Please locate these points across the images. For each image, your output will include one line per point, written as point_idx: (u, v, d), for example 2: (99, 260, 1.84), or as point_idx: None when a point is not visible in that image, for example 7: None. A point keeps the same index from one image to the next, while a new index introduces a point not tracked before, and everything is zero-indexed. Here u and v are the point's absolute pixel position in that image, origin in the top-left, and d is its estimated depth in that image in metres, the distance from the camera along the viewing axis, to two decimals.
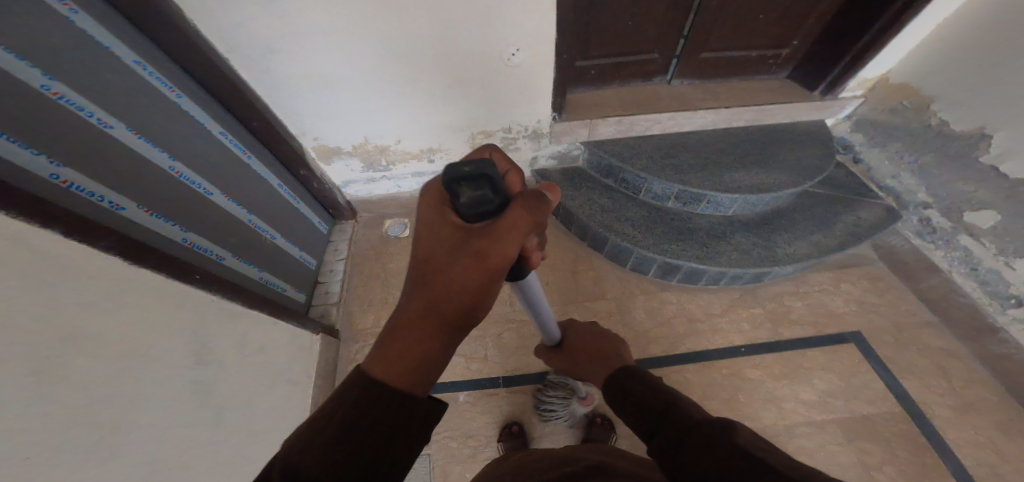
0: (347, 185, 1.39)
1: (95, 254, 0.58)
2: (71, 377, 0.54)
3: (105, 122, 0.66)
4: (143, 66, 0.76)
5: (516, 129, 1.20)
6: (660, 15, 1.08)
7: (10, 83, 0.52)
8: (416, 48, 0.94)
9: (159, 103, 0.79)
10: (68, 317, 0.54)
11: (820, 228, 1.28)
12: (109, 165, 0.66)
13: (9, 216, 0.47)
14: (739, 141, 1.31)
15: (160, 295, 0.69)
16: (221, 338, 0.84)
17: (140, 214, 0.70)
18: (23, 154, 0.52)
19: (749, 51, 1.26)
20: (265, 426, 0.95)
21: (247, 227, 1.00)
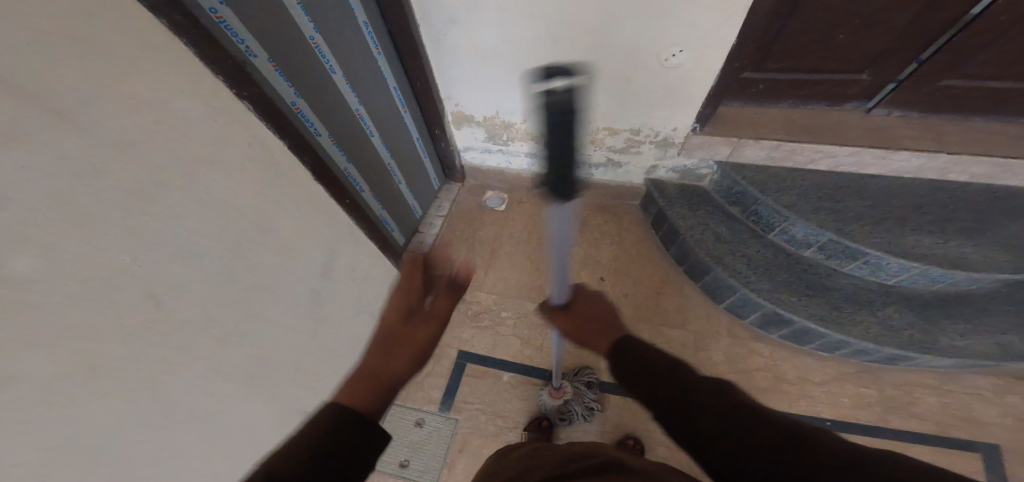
0: (466, 150, 1.46)
1: (297, 167, 0.73)
2: (241, 260, 0.65)
3: (332, 68, 0.81)
4: (366, 24, 0.90)
5: (646, 132, 1.15)
6: (889, 32, 0.90)
7: (291, 28, 0.67)
8: (577, 36, 0.93)
9: (367, 57, 0.93)
10: (251, 212, 0.65)
11: (1020, 331, 1.03)
12: (324, 102, 0.81)
13: (265, 125, 0.63)
14: (932, 198, 1.10)
15: (318, 207, 0.84)
16: (338, 256, 0.96)
17: (328, 142, 0.85)
18: (279, 81, 0.68)
19: (1020, 86, 1.00)
20: (338, 350, 1.10)
21: (386, 170, 1.13)
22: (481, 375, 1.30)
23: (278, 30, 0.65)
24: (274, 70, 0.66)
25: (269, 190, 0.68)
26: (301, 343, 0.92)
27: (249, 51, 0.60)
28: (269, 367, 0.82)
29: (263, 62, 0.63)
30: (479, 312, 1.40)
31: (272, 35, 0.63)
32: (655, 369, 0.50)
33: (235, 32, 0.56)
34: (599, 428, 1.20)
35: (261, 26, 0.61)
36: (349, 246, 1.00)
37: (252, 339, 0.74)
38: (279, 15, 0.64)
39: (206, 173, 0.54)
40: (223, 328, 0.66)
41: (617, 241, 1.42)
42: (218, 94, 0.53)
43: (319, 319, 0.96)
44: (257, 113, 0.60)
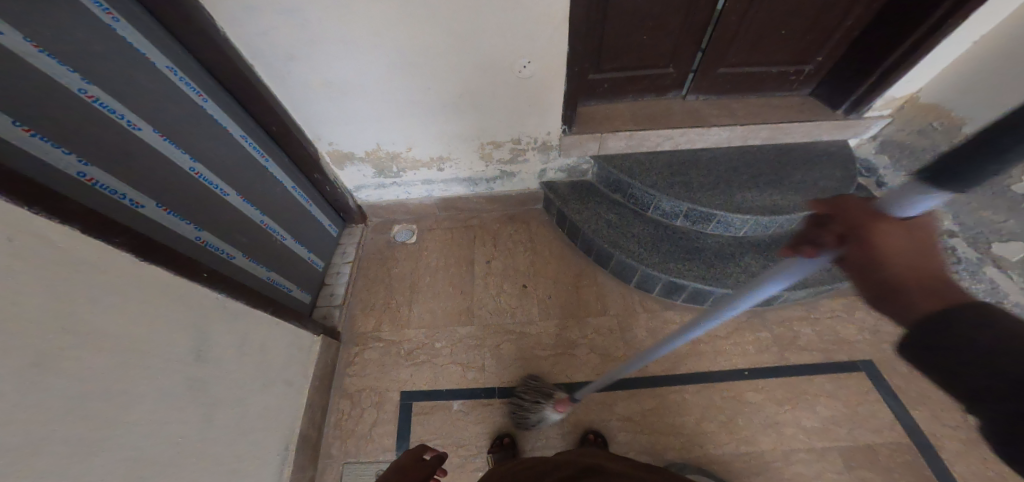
0: (358, 190, 1.39)
1: (108, 250, 0.59)
2: (59, 367, 0.52)
3: (134, 125, 0.70)
4: (174, 71, 0.80)
5: (526, 140, 1.20)
6: (672, 31, 1.07)
7: (52, 88, 0.56)
8: (435, 55, 0.94)
9: (186, 107, 0.82)
10: (57, 311, 0.52)
11: None
12: (135, 166, 0.70)
13: (30, 209, 0.48)
14: (752, 160, 1.29)
15: (170, 286, 0.70)
16: (219, 332, 0.83)
17: (157, 211, 0.74)
18: (53, 152, 0.56)
19: (772, 68, 1.23)
20: (256, 423, 0.95)
21: (257, 226, 1.02)
22: (429, 410, 1.21)
23: (23, 87, 0.52)
24: (30, 135, 0.52)
25: (89, 286, 0.57)
26: (199, 431, 0.78)
27: None
28: (161, 474, 0.68)
29: (9, 127, 0.50)
30: (413, 349, 1.32)
31: (19, 97, 0.51)
32: (957, 330, 0.34)
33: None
34: (558, 430, 1.16)
35: None
36: (233, 323, 0.87)
37: (119, 444, 0.61)
38: (23, 74, 0.52)
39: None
40: (73, 459, 0.54)
41: (532, 247, 1.47)
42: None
43: (218, 404, 0.83)
44: (16, 200, 0.47)
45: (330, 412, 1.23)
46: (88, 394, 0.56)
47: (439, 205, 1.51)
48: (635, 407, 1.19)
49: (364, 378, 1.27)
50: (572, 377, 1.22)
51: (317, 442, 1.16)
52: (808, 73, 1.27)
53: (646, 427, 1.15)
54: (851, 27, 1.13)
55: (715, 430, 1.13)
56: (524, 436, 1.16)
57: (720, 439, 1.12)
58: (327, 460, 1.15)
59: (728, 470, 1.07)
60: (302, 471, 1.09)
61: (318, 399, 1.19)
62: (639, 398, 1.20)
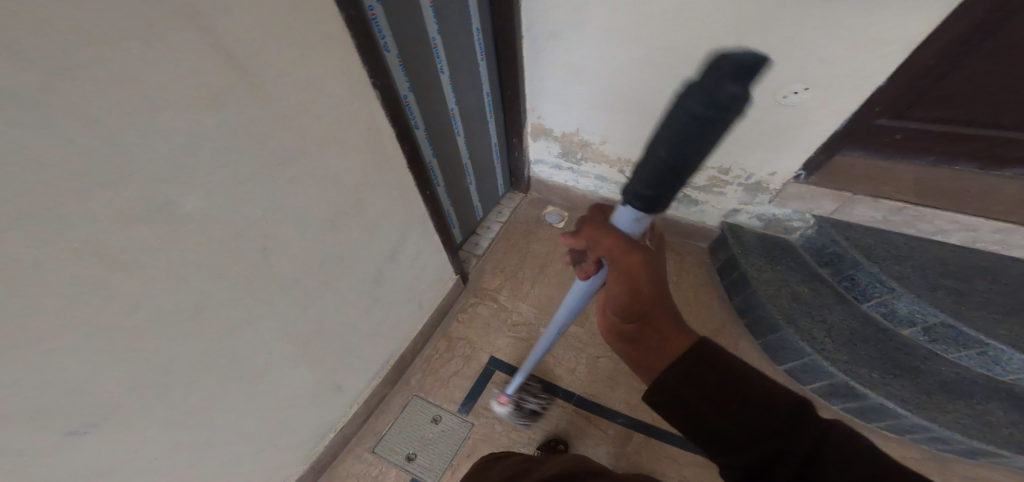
0: (536, 163, 1.47)
1: (399, 154, 0.76)
2: (325, 231, 0.67)
3: (442, 70, 0.87)
4: (479, 34, 0.97)
5: (736, 173, 1.11)
6: None
7: (421, 30, 0.76)
8: (686, 59, 0.91)
9: (472, 63, 0.99)
10: (347, 188, 0.67)
11: None
12: (429, 99, 0.87)
13: (384, 114, 0.66)
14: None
15: (405, 194, 0.85)
16: (409, 244, 0.98)
17: (423, 137, 0.90)
18: (400, 75, 0.75)
19: None
20: (384, 332, 1.10)
21: (461, 170, 1.15)
22: (505, 384, 1.27)
23: (407, 29, 0.72)
24: (398, 65, 0.73)
25: (374, 177, 0.72)
26: (355, 320, 0.94)
27: (387, 48, 0.69)
28: (318, 339, 0.84)
29: (393, 58, 0.71)
30: (520, 323, 1.37)
31: (403, 32, 0.71)
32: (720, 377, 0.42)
33: (380, 29, 0.65)
34: (613, 461, 1.13)
35: (396, 23, 0.69)
36: (419, 238, 1.02)
37: (319, 304, 0.78)
38: (413, 17, 0.72)
39: (330, 144, 0.58)
40: (299, 291, 0.70)
41: (676, 280, 1.37)
42: (361, 82, 0.58)
43: (373, 304, 0.98)
44: (383, 103, 0.64)
45: (426, 346, 1.35)
46: (331, 248, 0.72)
47: (598, 204, 1.50)
48: (702, 475, 1.12)
49: (472, 328, 1.37)
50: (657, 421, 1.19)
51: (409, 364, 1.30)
52: None
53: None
54: None
55: None
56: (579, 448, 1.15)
57: None
58: (404, 386, 1.28)
59: None
60: (382, 388, 1.21)
61: (426, 330, 1.32)
62: (714, 472, 1.12)
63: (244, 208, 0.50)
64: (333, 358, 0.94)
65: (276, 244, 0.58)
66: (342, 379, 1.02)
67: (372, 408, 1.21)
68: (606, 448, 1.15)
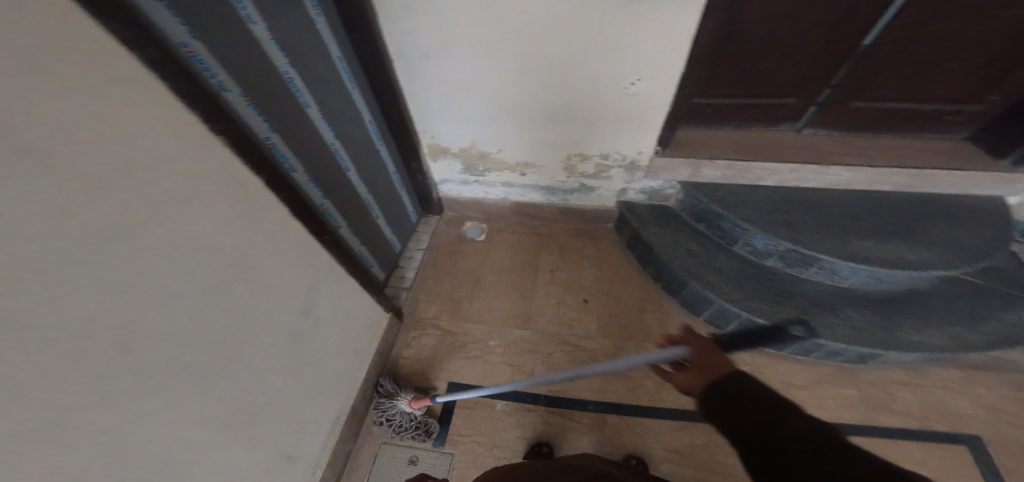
0: (442, 183, 1.51)
1: (274, 202, 0.70)
2: (208, 297, 0.63)
3: (306, 103, 0.83)
4: (342, 61, 0.94)
5: (615, 157, 1.25)
6: (802, 61, 1.05)
7: (267, 64, 0.70)
8: (547, 57, 1.00)
9: (341, 93, 0.96)
10: (219, 245, 0.62)
11: (966, 323, 1.12)
12: (300, 137, 0.82)
13: (240, 162, 0.60)
14: (874, 208, 1.21)
15: (295, 243, 0.80)
16: (321, 295, 0.94)
17: (304, 179, 0.85)
18: (253, 116, 0.68)
19: (925, 104, 1.17)
20: (323, 389, 1.05)
21: (363, 204, 1.13)
22: (474, 406, 1.27)
23: (250, 65, 0.66)
24: (246, 104, 0.66)
25: (254, 229, 0.69)
26: (284, 386, 0.89)
27: (222, 86, 0.61)
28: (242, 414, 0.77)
29: (236, 97, 0.64)
30: (467, 343, 1.37)
31: (243, 69, 0.64)
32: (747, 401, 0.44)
33: (209, 68, 0.57)
34: (599, 449, 1.16)
35: (234, 63, 0.62)
36: (332, 285, 0.97)
37: (227, 385, 0.72)
38: (254, 53, 0.66)
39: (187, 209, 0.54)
40: (195, 370, 0.63)
41: (597, 262, 1.49)
42: (198, 134, 0.52)
43: (299, 363, 0.93)
44: (235, 150, 0.58)
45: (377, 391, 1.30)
46: (220, 314, 0.67)
47: (512, 209, 1.57)
48: (680, 439, 1.18)
49: (419, 361, 1.34)
50: (624, 399, 1.24)
51: (363, 415, 1.23)
52: (972, 115, 1.19)
53: (693, 463, 1.14)
54: None
55: None
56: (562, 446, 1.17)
57: None
58: (367, 436, 1.22)
59: None
60: (343, 444, 1.15)
61: (374, 375, 1.27)
62: (688, 432, 1.19)
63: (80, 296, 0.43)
64: (268, 436, 0.86)
65: (146, 331, 0.53)
66: (292, 448, 0.96)
67: (341, 468, 1.15)
68: (589, 438, 1.18)
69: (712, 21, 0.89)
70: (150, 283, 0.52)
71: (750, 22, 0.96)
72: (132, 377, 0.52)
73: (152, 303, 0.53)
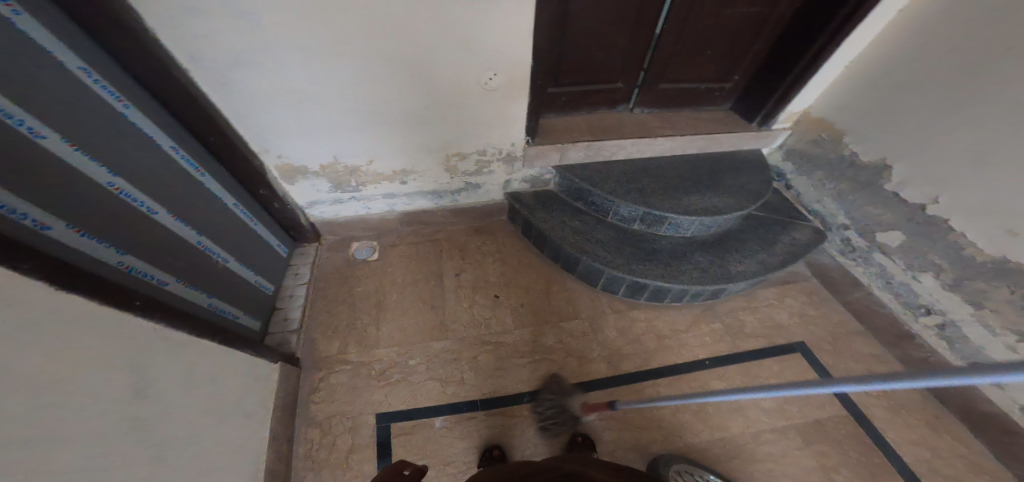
0: (311, 205, 1.36)
1: (17, 278, 0.50)
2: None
3: (37, 132, 0.61)
4: (88, 72, 0.72)
5: (492, 151, 1.27)
6: (622, 49, 1.22)
7: None
8: (385, 51, 0.94)
9: (108, 116, 0.75)
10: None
11: (764, 248, 1.40)
12: (40, 180, 0.60)
13: None
14: (692, 168, 1.43)
15: (87, 322, 0.60)
16: (164, 372, 0.75)
17: (68, 234, 0.64)
18: None
19: (700, 84, 1.41)
20: (216, 473, 0.85)
21: (194, 248, 0.94)
22: (410, 430, 1.15)
23: None
24: None
25: (23, 313, 0.51)
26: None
27: None
28: None
29: None
30: (385, 369, 1.26)
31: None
32: None
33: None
34: (545, 436, 1.14)
35: None
36: (175, 356, 0.78)
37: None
38: None
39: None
40: None
41: (499, 256, 1.50)
42: None
43: (163, 454, 0.72)
44: None
45: (297, 443, 1.13)
46: (17, 432, 0.49)
47: (401, 219, 1.50)
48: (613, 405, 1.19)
49: (331, 405, 1.19)
50: (556, 382, 1.23)
51: (286, 478, 1.06)
52: (728, 89, 1.47)
53: (630, 424, 1.17)
54: (758, 49, 1.35)
55: (690, 420, 1.18)
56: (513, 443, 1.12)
57: (695, 429, 1.17)
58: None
59: (708, 458, 1.11)
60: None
61: (281, 431, 1.09)
62: (619, 394, 1.20)
63: None
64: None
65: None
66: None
67: None
68: (534, 427, 1.15)
69: (542, 18, 0.95)
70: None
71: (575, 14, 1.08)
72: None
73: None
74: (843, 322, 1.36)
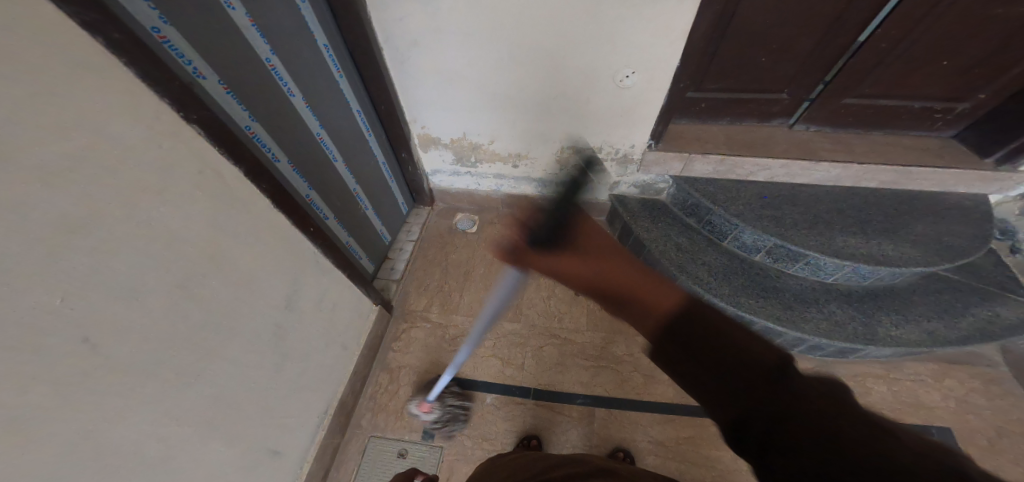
0: (434, 174, 1.48)
1: (255, 195, 0.66)
2: (201, 286, 0.61)
3: (291, 91, 0.78)
4: (327, 49, 0.90)
5: (607, 150, 1.25)
6: (800, 58, 1.10)
7: (246, 51, 0.65)
8: (539, 42, 0.97)
9: (329, 82, 0.92)
10: (204, 231, 0.58)
11: (942, 318, 1.16)
12: (283, 126, 0.78)
13: (217, 149, 0.56)
14: (860, 204, 1.25)
15: (278, 233, 0.76)
16: (307, 286, 0.90)
17: (287, 169, 0.81)
18: (231, 104, 0.64)
19: (916, 102, 1.21)
20: (309, 383, 1.00)
21: (351, 195, 1.09)
22: (463, 398, 1.22)
23: (231, 53, 0.61)
24: (223, 91, 0.61)
25: (249, 217, 0.67)
26: (266, 380, 0.83)
27: (197, 72, 0.56)
28: (229, 405, 0.74)
29: (212, 84, 0.59)
30: (458, 336, 1.34)
31: (224, 55, 0.60)
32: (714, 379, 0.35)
33: (181, 53, 0.53)
34: (586, 442, 1.12)
35: (211, 48, 0.57)
36: (319, 277, 0.94)
37: (208, 377, 0.67)
38: (234, 38, 0.62)
39: (151, 203, 0.49)
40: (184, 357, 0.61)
41: None
42: (158, 116, 0.47)
43: (284, 355, 0.88)
44: (210, 138, 0.54)
45: (367, 384, 1.26)
46: (209, 304, 0.63)
47: (504, 201, 1.56)
48: (666, 433, 1.14)
49: (409, 354, 1.31)
50: (613, 393, 1.20)
51: (351, 409, 1.20)
52: (960, 113, 1.24)
53: (677, 455, 1.10)
54: None
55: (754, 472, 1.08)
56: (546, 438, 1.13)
57: None
58: (356, 431, 1.18)
59: None
60: (332, 438, 1.11)
61: (362, 369, 1.23)
62: (676, 425, 1.15)
63: (68, 265, 0.42)
64: (252, 428, 0.82)
65: (111, 328, 0.49)
66: (277, 441, 0.93)
67: (329, 462, 1.11)
68: (577, 429, 1.14)
69: (703, 19, 0.89)
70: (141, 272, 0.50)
71: (741, 21, 1.00)
72: (99, 373, 0.49)
73: (121, 294, 0.49)
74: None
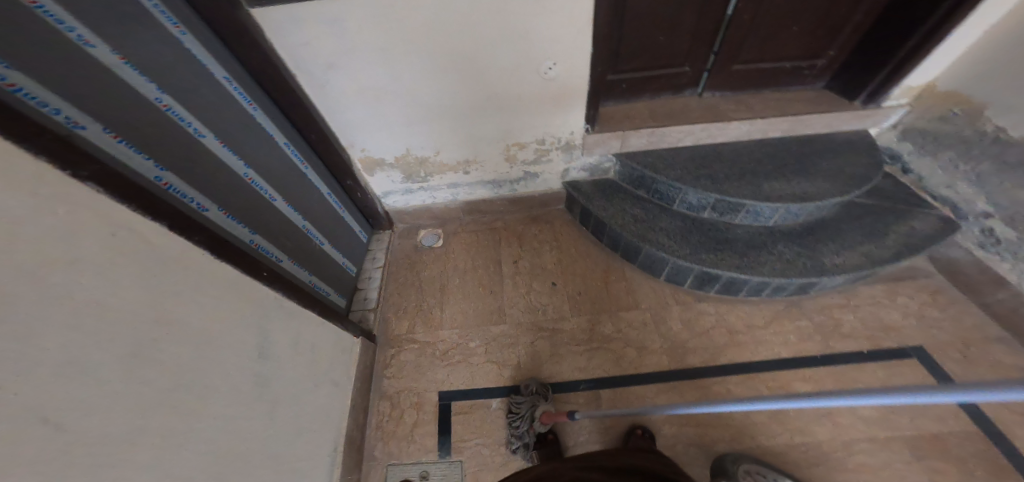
0: (386, 195, 1.48)
1: (188, 248, 0.66)
2: (159, 350, 0.60)
3: (199, 131, 0.78)
4: (231, 81, 0.89)
5: (550, 140, 1.27)
6: (689, 32, 1.14)
7: (128, 91, 0.63)
8: (454, 43, 0.97)
9: (243, 117, 0.91)
10: (141, 297, 0.57)
11: (872, 238, 1.22)
12: (199, 167, 0.77)
13: (129, 209, 0.55)
14: (775, 151, 1.30)
15: (225, 281, 0.74)
16: (278, 332, 0.89)
17: (220, 216, 0.81)
18: (130, 154, 0.62)
19: (784, 63, 1.27)
20: (310, 424, 1.00)
21: (302, 232, 1.10)
22: (469, 409, 1.23)
23: (110, 93, 0.60)
24: (114, 141, 0.59)
25: (190, 269, 0.66)
26: (262, 430, 0.83)
27: (73, 123, 0.53)
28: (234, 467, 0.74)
29: (96, 133, 0.56)
30: (447, 349, 1.34)
31: (103, 101, 0.58)
32: None
33: (43, 101, 0.49)
34: (600, 425, 1.15)
35: (84, 96, 0.55)
36: (287, 321, 0.93)
37: (199, 437, 0.67)
38: (107, 78, 0.60)
39: (63, 274, 0.47)
40: (160, 427, 0.60)
41: (556, 245, 1.51)
42: (51, 181, 0.45)
43: (274, 405, 0.87)
44: (116, 196, 0.53)
45: (370, 414, 1.26)
46: (172, 368, 0.62)
47: (462, 209, 1.57)
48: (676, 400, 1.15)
49: (402, 379, 1.30)
50: (611, 372, 1.22)
51: (360, 443, 1.19)
52: (820, 68, 1.30)
53: (690, 420, 1.13)
54: (858, 24, 1.18)
55: (766, 422, 1.10)
56: (566, 428, 1.16)
57: (771, 431, 1.09)
58: (372, 462, 1.18)
59: (784, 462, 1.05)
60: (348, 474, 1.11)
61: (359, 402, 1.22)
62: (679, 390, 1.16)
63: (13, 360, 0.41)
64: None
65: (73, 406, 0.48)
66: None
67: None
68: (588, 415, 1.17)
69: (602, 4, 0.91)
70: (85, 352, 0.49)
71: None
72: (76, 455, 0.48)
73: (74, 373, 0.48)
74: (979, 328, 1.15)
